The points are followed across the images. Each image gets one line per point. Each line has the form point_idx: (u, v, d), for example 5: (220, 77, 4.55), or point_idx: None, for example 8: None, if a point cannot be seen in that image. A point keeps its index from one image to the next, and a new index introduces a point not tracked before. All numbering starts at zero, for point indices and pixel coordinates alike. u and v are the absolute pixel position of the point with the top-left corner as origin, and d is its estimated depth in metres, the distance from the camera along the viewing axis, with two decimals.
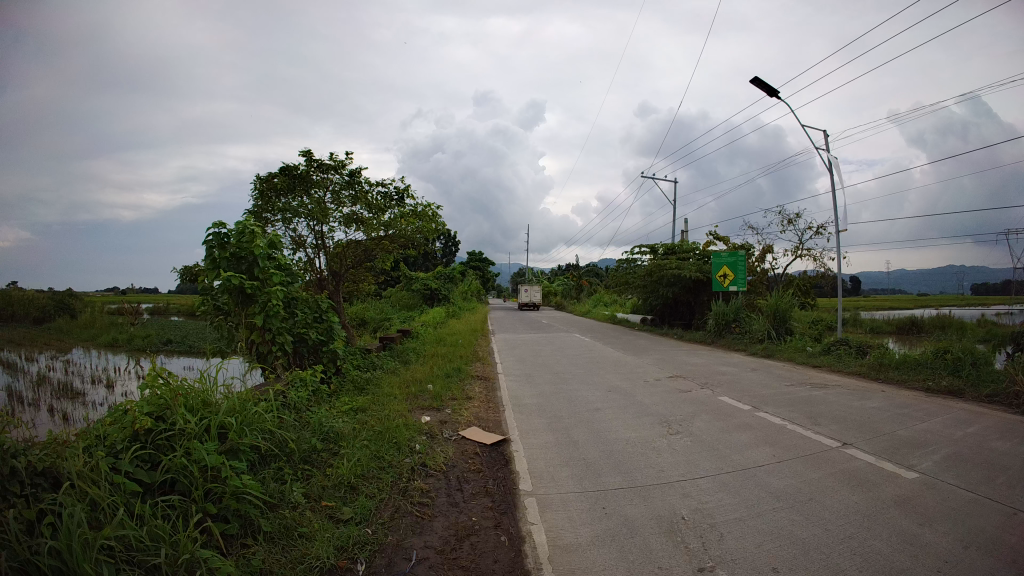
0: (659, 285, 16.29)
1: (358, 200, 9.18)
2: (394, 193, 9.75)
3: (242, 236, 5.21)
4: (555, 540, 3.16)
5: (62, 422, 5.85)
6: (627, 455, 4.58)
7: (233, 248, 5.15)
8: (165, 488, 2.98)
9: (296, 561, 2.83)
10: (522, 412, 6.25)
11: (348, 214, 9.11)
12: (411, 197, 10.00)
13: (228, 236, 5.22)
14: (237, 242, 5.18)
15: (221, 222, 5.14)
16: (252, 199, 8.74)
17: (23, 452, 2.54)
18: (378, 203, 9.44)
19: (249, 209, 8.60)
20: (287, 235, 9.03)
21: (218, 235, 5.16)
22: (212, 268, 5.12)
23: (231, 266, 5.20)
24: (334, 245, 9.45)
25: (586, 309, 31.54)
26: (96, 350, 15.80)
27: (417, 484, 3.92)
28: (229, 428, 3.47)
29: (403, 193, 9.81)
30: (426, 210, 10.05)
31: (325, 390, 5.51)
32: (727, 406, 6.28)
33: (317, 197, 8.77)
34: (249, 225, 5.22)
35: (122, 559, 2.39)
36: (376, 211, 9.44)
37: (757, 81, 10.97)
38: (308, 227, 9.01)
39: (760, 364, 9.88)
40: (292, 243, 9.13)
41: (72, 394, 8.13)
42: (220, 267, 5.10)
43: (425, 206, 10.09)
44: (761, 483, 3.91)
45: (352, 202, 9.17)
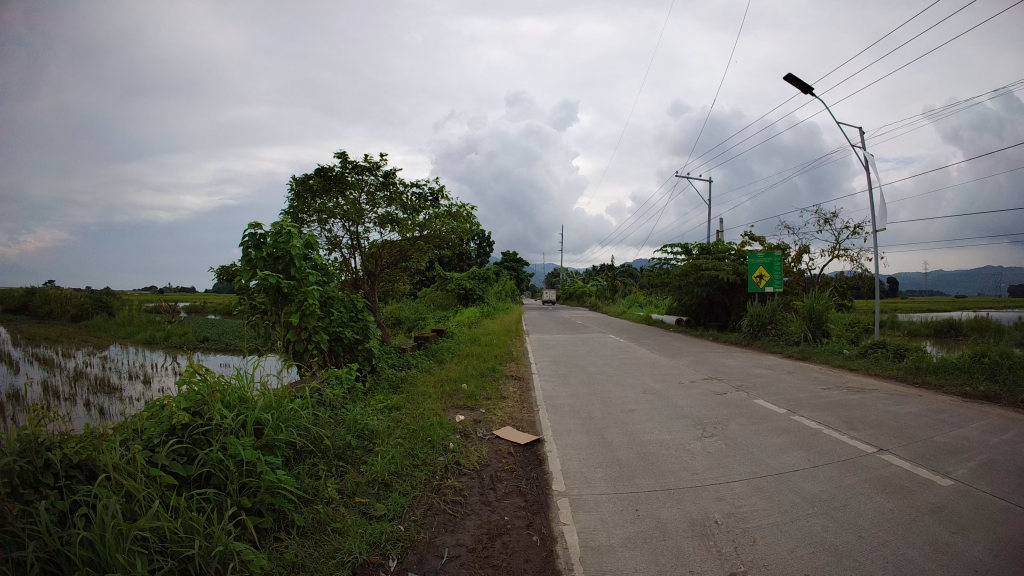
0: (694, 286, 16.09)
1: (393, 200, 9.26)
2: (429, 193, 9.81)
3: (279, 236, 5.32)
4: (587, 542, 3.14)
5: (98, 416, 6.15)
6: (661, 457, 4.54)
7: (270, 248, 5.26)
8: (200, 481, 3.06)
9: (329, 556, 2.87)
10: (556, 412, 6.25)
11: (383, 215, 9.20)
12: (446, 197, 10.05)
13: (264, 237, 5.33)
14: (274, 242, 5.29)
15: (257, 223, 5.25)
16: (288, 201, 8.92)
17: (59, 445, 2.64)
18: (413, 204, 9.50)
19: (285, 210, 8.77)
20: (323, 236, 9.19)
21: (254, 236, 5.27)
22: (248, 269, 5.22)
23: (268, 266, 5.31)
24: (370, 245, 9.57)
25: (620, 308, 31.25)
26: (133, 347, 16.23)
27: (451, 482, 3.95)
28: (265, 424, 3.57)
29: (438, 193, 9.86)
30: (460, 210, 10.10)
31: (360, 388, 5.58)
32: (762, 410, 6.16)
33: (352, 198, 8.89)
34: (285, 226, 5.33)
35: (156, 549, 2.44)
36: (411, 212, 9.52)
37: (789, 77, 10.78)
38: (343, 227, 9.15)
39: (795, 366, 9.70)
40: (328, 243, 9.28)
41: (109, 388, 8.45)
42: (256, 267, 5.20)
43: (460, 207, 10.13)
44: (796, 488, 3.83)
45: (387, 203, 9.26)
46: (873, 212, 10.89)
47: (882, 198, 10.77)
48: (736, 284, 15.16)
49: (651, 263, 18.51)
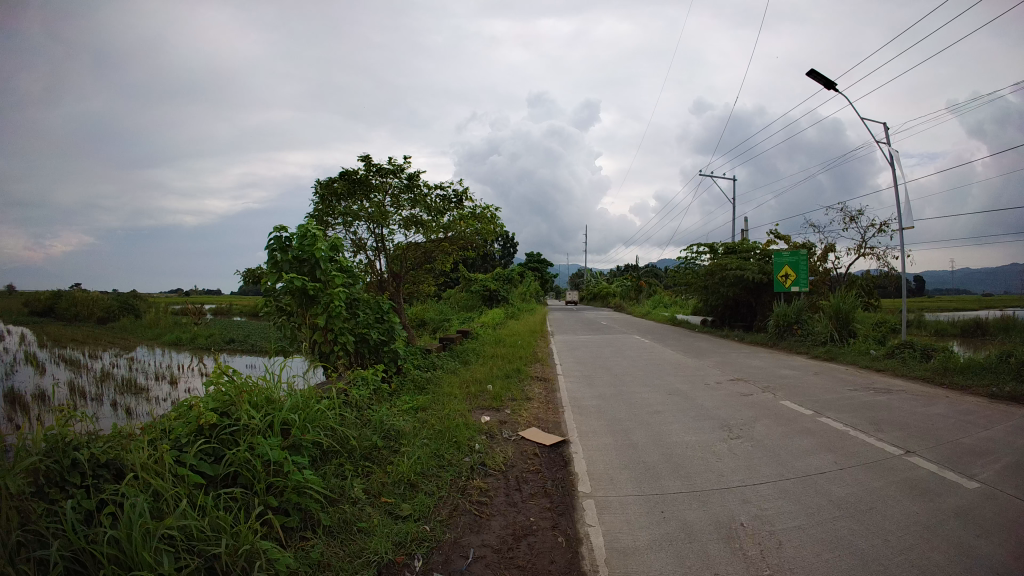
0: (719, 286, 15.91)
1: (417, 202, 9.31)
2: (453, 195, 9.84)
3: (304, 239, 5.38)
4: (612, 543, 3.13)
5: (125, 417, 6.30)
6: (687, 459, 4.50)
7: (295, 251, 5.32)
8: (227, 480, 3.11)
9: (355, 555, 2.90)
10: (581, 413, 6.22)
11: (407, 217, 9.26)
12: (469, 199, 10.08)
13: (289, 240, 5.39)
14: (299, 244, 5.35)
15: (283, 226, 5.32)
16: (313, 205, 9.04)
17: (86, 445, 2.70)
18: (437, 206, 9.54)
19: (310, 213, 8.88)
20: (348, 238, 9.28)
21: (280, 239, 5.34)
22: (274, 271, 5.29)
23: (293, 269, 5.38)
24: (394, 247, 9.64)
25: (644, 309, 31.02)
26: (162, 349, 16.54)
27: (477, 482, 3.96)
28: (292, 424, 3.62)
29: (461, 195, 9.89)
30: (484, 212, 10.12)
31: (386, 389, 5.62)
32: (788, 411, 6.07)
33: (376, 201, 8.98)
34: (310, 229, 5.39)
35: (183, 548, 2.48)
36: (435, 214, 9.56)
37: (812, 73, 10.62)
38: (368, 230, 9.23)
39: (822, 367, 9.53)
40: (353, 246, 9.37)
41: (137, 388, 8.68)
42: (282, 269, 5.27)
43: (484, 208, 10.15)
44: (822, 491, 3.77)
45: (411, 205, 9.31)
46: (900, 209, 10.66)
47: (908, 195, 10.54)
48: (762, 283, 14.96)
49: (676, 262, 18.34)
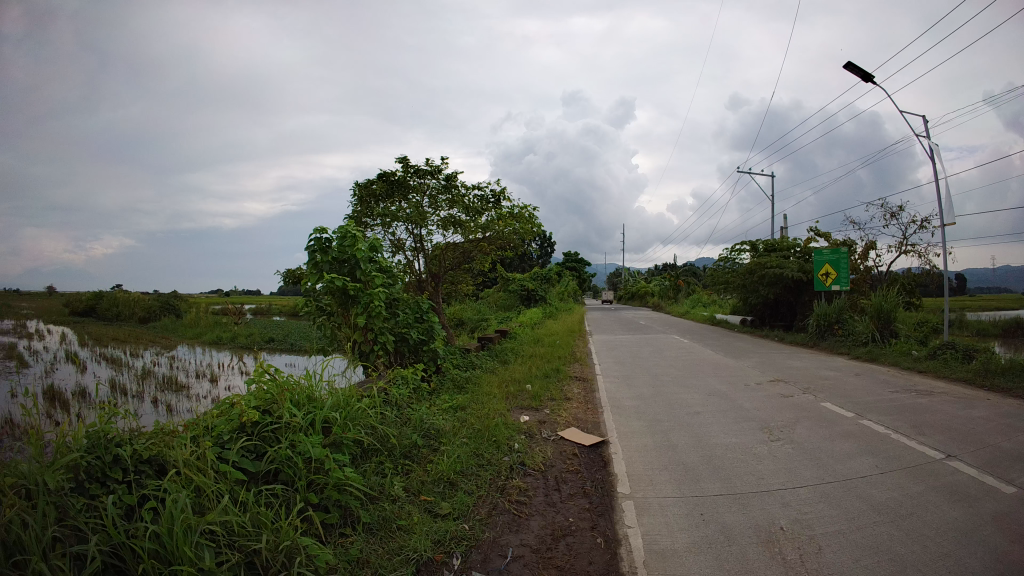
0: (759, 285, 15.61)
1: (455, 203, 9.34)
2: (491, 195, 9.83)
3: (343, 240, 5.46)
4: (651, 545, 3.09)
5: (167, 414, 6.50)
6: (728, 461, 4.43)
7: (335, 252, 5.41)
8: (269, 477, 3.18)
9: (394, 552, 2.93)
10: (621, 414, 6.18)
11: (445, 218, 9.32)
12: (507, 199, 10.07)
13: (329, 241, 5.48)
14: (339, 245, 5.43)
15: (323, 227, 5.42)
16: (352, 206, 9.20)
17: (129, 441, 2.80)
18: (475, 206, 9.55)
19: (349, 214, 9.04)
20: (387, 239, 9.41)
21: (320, 240, 5.44)
22: (315, 272, 5.39)
23: (334, 269, 5.47)
24: (432, 248, 9.73)
25: (682, 309, 30.62)
26: (204, 348, 16.97)
27: (516, 482, 3.97)
28: (333, 423, 3.69)
29: (499, 195, 9.89)
30: (522, 212, 10.10)
31: (425, 388, 5.67)
32: (828, 413, 5.93)
33: (415, 202, 9.06)
34: (350, 230, 5.47)
35: (224, 543, 2.54)
36: (473, 214, 9.58)
37: (849, 66, 10.34)
38: (406, 230, 9.34)
39: (863, 368, 9.27)
40: (392, 246, 9.48)
41: (178, 385, 8.99)
42: (322, 270, 5.36)
43: (521, 208, 10.14)
44: (862, 495, 3.66)
45: (449, 205, 9.36)
46: (942, 205, 10.31)
47: (950, 190, 10.19)
48: (802, 282, 14.63)
49: (714, 261, 18.05)
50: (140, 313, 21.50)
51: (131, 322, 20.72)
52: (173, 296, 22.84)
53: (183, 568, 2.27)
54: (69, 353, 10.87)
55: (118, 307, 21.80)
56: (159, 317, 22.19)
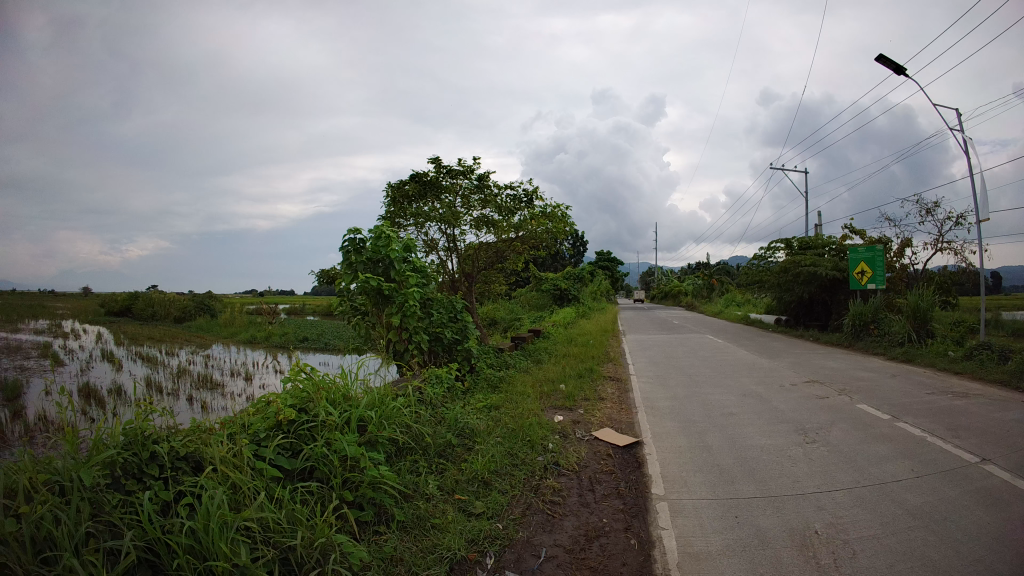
0: (794, 284, 15.33)
1: (487, 203, 9.35)
2: (524, 195, 9.79)
3: (378, 241, 5.51)
4: (685, 548, 3.06)
5: (204, 412, 6.68)
6: (762, 463, 4.36)
7: (369, 252, 5.47)
8: (305, 474, 3.23)
9: (428, 551, 2.96)
10: (655, 414, 6.12)
11: (477, 217, 9.35)
12: (540, 199, 10.03)
13: (363, 241, 5.54)
14: (373, 246, 5.49)
15: (358, 228, 5.49)
16: (386, 207, 9.32)
17: (167, 439, 2.87)
18: (509, 206, 9.54)
19: (383, 215, 9.16)
20: (420, 239, 9.50)
21: (354, 241, 5.51)
22: (349, 272, 5.46)
23: (368, 269, 5.53)
24: (465, 247, 9.77)
25: (716, 308, 30.19)
26: (239, 347, 17.31)
27: (550, 482, 3.96)
28: (369, 421, 3.74)
29: (532, 195, 9.85)
30: (555, 212, 10.06)
31: (459, 387, 5.70)
32: (864, 415, 5.79)
33: (447, 202, 9.11)
34: (384, 231, 5.52)
35: (260, 539, 2.59)
36: (506, 214, 9.57)
37: (880, 59, 10.10)
38: (439, 230, 9.40)
39: (899, 369, 9.03)
40: (425, 246, 9.55)
41: (214, 384, 9.20)
42: (357, 270, 5.43)
43: (554, 208, 10.09)
44: (898, 499, 3.58)
45: (481, 205, 9.37)
46: (977, 200, 9.99)
47: (986, 186, 9.88)
48: (838, 281, 14.33)
49: (748, 260, 17.77)
50: (175, 313, 22.06)
51: (169, 323, 21.27)
52: (208, 297, 23.35)
53: (218, 565, 2.30)
54: (105, 352, 11.20)
55: (153, 307, 22.37)
56: (194, 317, 22.68)
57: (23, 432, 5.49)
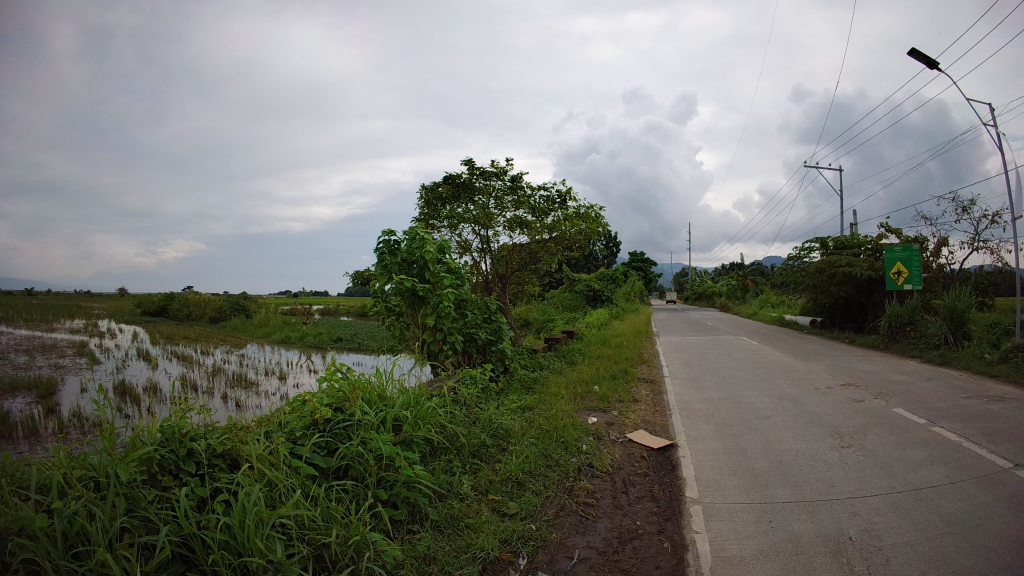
0: (829, 284, 15.04)
1: (521, 204, 9.35)
2: (557, 195, 9.75)
3: (412, 242, 5.56)
4: (719, 552, 3.02)
5: (237, 410, 6.82)
6: (798, 467, 4.29)
7: (404, 254, 5.53)
8: (340, 473, 3.27)
9: (462, 550, 2.98)
10: (690, 417, 6.06)
11: (511, 219, 9.36)
12: (573, 199, 9.98)
13: (398, 243, 5.60)
14: (408, 248, 5.55)
15: (392, 230, 5.54)
16: (420, 209, 9.43)
17: (204, 436, 2.94)
18: (542, 206, 9.51)
19: (416, 217, 9.27)
20: (454, 240, 9.57)
21: (389, 243, 5.57)
22: (384, 273, 5.52)
23: (403, 271, 5.58)
24: (499, 248, 9.80)
25: (750, 309, 29.70)
26: (274, 347, 17.65)
27: (584, 483, 3.95)
28: (404, 421, 3.78)
29: (565, 196, 9.80)
30: (588, 212, 10.01)
31: (493, 388, 5.72)
32: (899, 419, 5.65)
33: (481, 204, 9.14)
34: (419, 232, 5.56)
35: (295, 535, 2.63)
36: (540, 215, 9.55)
37: (912, 53, 9.86)
38: (473, 232, 9.45)
39: (936, 372, 8.79)
40: (459, 247, 9.61)
41: (248, 382, 9.40)
42: (392, 271, 5.49)
43: (588, 208, 10.04)
44: (936, 505, 3.49)
45: (515, 206, 9.38)
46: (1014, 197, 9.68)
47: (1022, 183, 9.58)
48: (874, 281, 14.01)
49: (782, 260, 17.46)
50: (210, 313, 22.57)
51: (204, 323, 21.77)
52: (243, 297, 23.85)
53: (254, 560, 2.35)
54: (142, 350, 11.52)
55: (190, 308, 22.92)
56: (229, 317, 23.16)
57: (59, 427, 5.68)
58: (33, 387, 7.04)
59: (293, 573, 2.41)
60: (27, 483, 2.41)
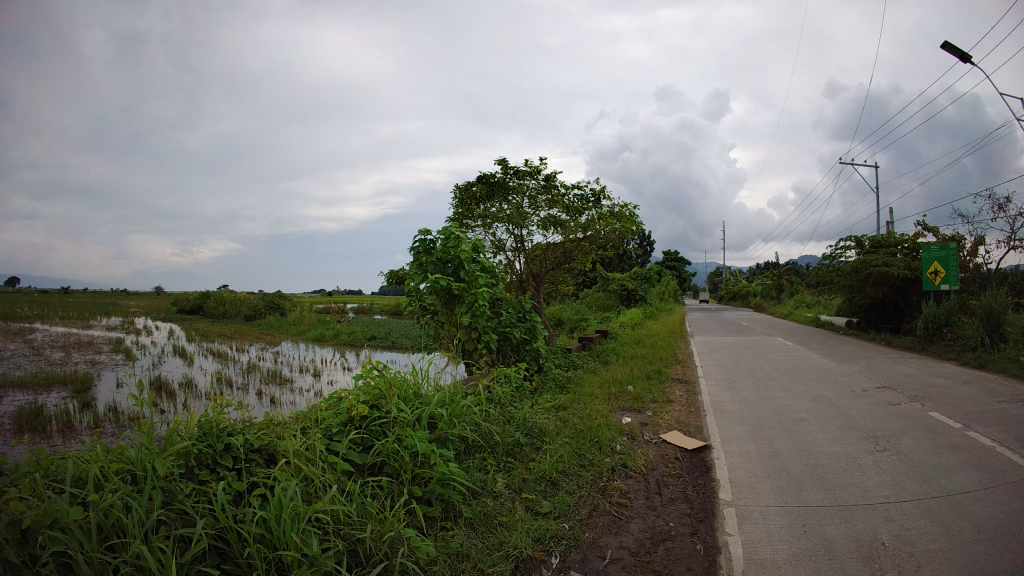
0: (865, 284, 14.71)
1: (554, 203, 9.32)
2: (591, 194, 9.70)
3: (447, 241, 5.60)
4: (751, 555, 2.98)
5: (273, 407, 6.98)
6: (833, 470, 4.22)
7: (439, 253, 5.57)
8: (375, 469, 3.32)
9: (495, 548, 2.99)
10: (724, 418, 5.99)
11: (545, 218, 9.35)
12: (608, 198, 9.91)
13: (433, 242, 5.64)
14: (443, 247, 5.59)
15: (428, 230, 5.59)
16: (454, 209, 9.51)
17: (243, 432, 3.02)
18: (576, 205, 9.46)
19: (451, 216, 9.34)
20: (488, 240, 9.61)
21: (424, 242, 5.61)
22: (420, 272, 5.57)
23: (438, 270, 5.62)
24: (532, 247, 9.80)
25: (787, 308, 29.08)
26: (308, 344, 17.96)
27: (617, 484, 3.93)
28: (439, 419, 3.82)
29: (599, 194, 9.75)
30: (622, 211, 9.93)
31: (527, 386, 5.72)
32: (935, 423, 5.51)
33: (515, 203, 9.15)
34: (454, 231, 5.59)
35: (332, 530, 2.67)
36: (574, 213, 9.52)
37: (945, 46, 9.61)
38: (507, 231, 9.47)
39: (973, 376, 8.54)
40: (493, 247, 9.64)
41: (283, 378, 9.59)
42: (427, 270, 5.54)
43: (622, 207, 9.97)
44: (973, 511, 3.40)
45: (549, 205, 9.35)
46: None
47: None
48: (911, 282, 13.67)
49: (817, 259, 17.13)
50: (245, 312, 22.99)
51: (240, 321, 22.21)
52: (277, 296, 24.25)
53: (290, 554, 2.38)
54: (178, 347, 11.82)
55: (225, 305, 23.43)
56: (264, 315, 23.57)
57: (94, 422, 5.86)
58: (69, 382, 7.28)
59: (327, 567, 2.45)
60: (64, 475, 2.48)
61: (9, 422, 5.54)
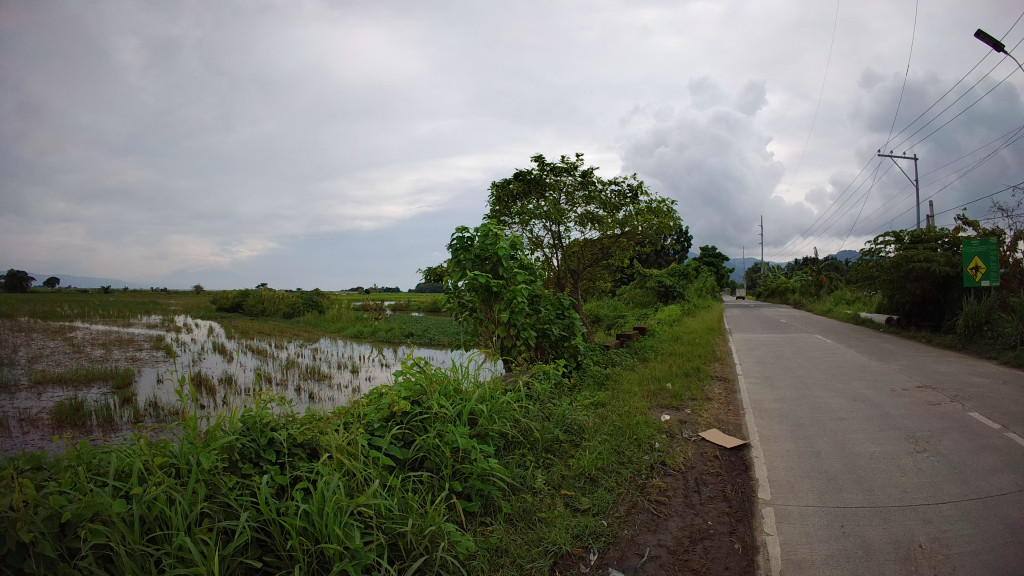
0: (906, 280, 14.35)
1: (592, 199, 9.28)
2: (628, 190, 9.64)
3: (486, 238, 5.62)
4: (789, 555, 2.94)
5: (313, 403, 7.12)
6: (874, 470, 4.13)
7: (478, 250, 5.60)
8: (416, 464, 3.36)
9: (534, 543, 3.01)
10: (763, 416, 5.91)
11: (582, 214, 9.32)
12: (644, 194, 9.83)
13: (471, 239, 5.67)
14: (481, 244, 5.62)
15: (465, 227, 5.62)
16: (492, 206, 9.55)
17: (286, 427, 3.08)
18: (613, 201, 9.41)
19: (488, 213, 9.39)
20: (526, 236, 9.63)
21: (462, 239, 5.65)
22: (460, 269, 5.62)
23: (476, 267, 5.66)
24: (570, 244, 9.79)
25: (830, 304, 28.33)
26: (347, 341, 18.25)
27: (656, 482, 3.91)
28: (479, 415, 3.85)
29: (637, 190, 9.67)
30: (660, 206, 9.84)
31: (566, 383, 5.72)
32: (976, 424, 5.35)
33: (552, 199, 9.15)
34: (492, 229, 5.61)
35: (374, 523, 2.70)
36: (611, 210, 9.47)
37: (979, 35, 9.31)
38: (544, 228, 9.48)
39: (1017, 375, 8.26)
40: (531, 243, 9.66)
41: (321, 374, 9.76)
42: (465, 267, 5.59)
43: (660, 203, 9.87)
44: (1016, 512, 3.31)
45: (586, 202, 9.32)
46: None
47: None
48: (953, 278, 13.28)
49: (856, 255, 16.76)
50: (284, 309, 23.42)
51: (280, 318, 22.66)
52: (316, 294, 24.65)
53: (331, 547, 2.42)
54: (218, 344, 12.10)
55: (264, 304, 23.96)
56: (302, 313, 23.98)
57: (134, 416, 6.03)
58: (108, 378, 7.51)
59: (369, 560, 2.48)
60: (107, 468, 2.56)
61: (50, 417, 5.72)
